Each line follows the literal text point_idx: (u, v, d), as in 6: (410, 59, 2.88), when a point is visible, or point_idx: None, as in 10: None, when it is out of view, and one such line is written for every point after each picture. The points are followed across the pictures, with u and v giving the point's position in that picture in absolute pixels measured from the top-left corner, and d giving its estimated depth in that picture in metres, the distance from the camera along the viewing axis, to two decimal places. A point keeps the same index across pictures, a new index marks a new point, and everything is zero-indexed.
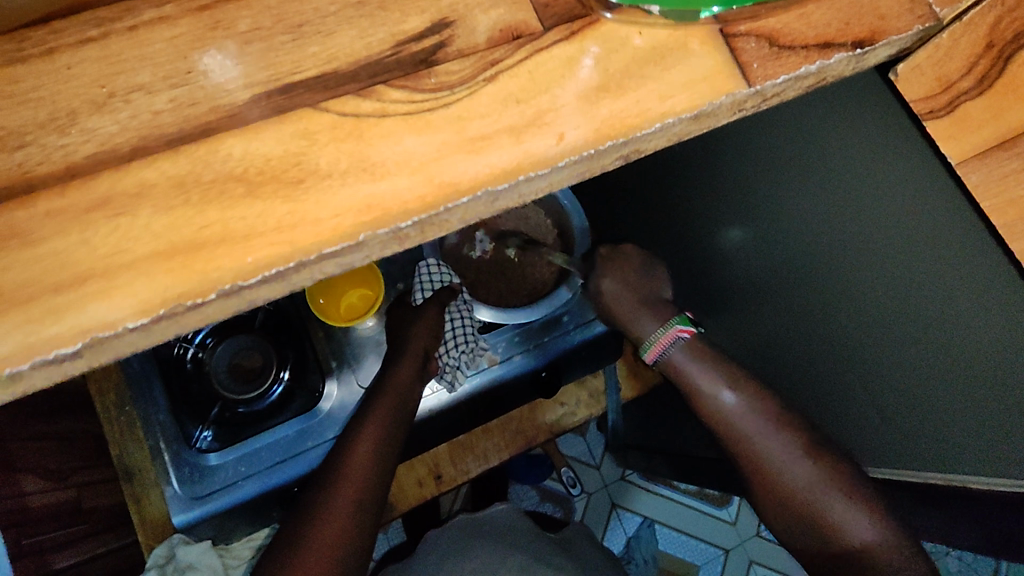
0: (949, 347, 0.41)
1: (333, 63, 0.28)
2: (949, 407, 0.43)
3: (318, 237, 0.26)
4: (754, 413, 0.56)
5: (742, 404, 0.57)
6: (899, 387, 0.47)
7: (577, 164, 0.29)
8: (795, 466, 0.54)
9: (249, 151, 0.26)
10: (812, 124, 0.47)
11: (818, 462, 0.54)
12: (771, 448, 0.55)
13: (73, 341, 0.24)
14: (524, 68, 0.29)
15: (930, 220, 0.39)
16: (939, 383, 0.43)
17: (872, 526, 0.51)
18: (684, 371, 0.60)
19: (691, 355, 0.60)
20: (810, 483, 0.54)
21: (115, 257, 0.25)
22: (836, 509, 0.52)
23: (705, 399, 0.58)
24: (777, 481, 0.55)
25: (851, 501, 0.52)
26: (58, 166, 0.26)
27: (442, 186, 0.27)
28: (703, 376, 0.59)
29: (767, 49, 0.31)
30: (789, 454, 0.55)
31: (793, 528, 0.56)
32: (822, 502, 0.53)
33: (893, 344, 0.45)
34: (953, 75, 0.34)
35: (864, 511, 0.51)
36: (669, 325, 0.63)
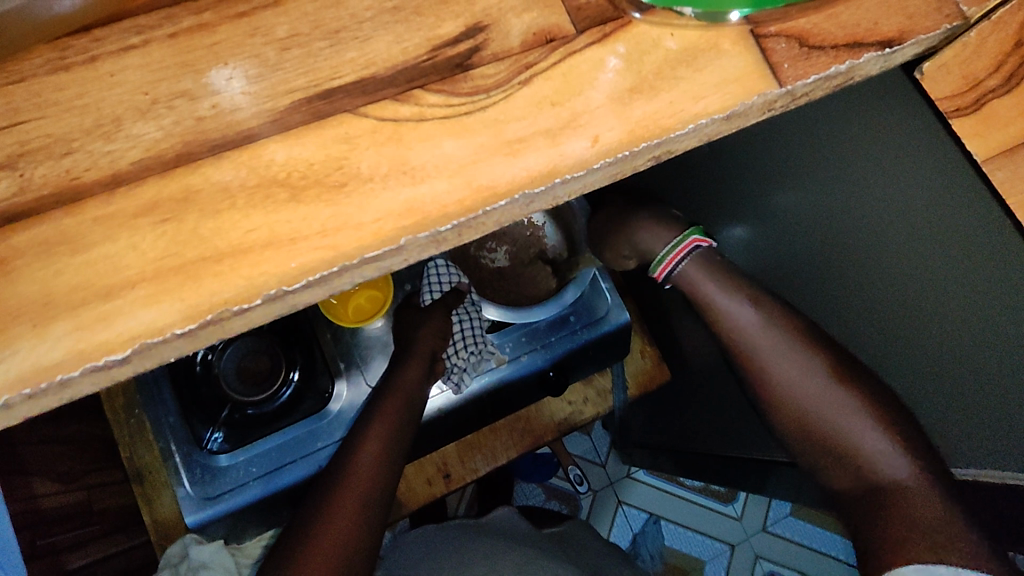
0: (966, 342, 0.41)
1: (371, 68, 0.28)
2: (966, 398, 0.43)
3: (360, 241, 0.26)
4: (773, 329, 0.57)
5: (762, 320, 0.57)
6: (922, 376, 0.47)
7: (612, 166, 0.29)
8: (811, 381, 0.55)
9: (290, 157, 0.27)
10: (833, 115, 0.47)
11: (838, 382, 0.54)
12: (788, 366, 0.56)
13: (122, 347, 0.24)
14: (559, 71, 0.29)
15: (951, 218, 0.39)
16: (957, 375, 0.43)
17: (899, 458, 0.50)
18: (699, 284, 0.61)
19: (703, 268, 0.62)
20: (828, 403, 0.54)
21: (164, 261, 0.25)
22: (859, 431, 0.52)
23: (720, 312, 0.60)
24: (806, 411, 0.55)
25: (874, 425, 0.52)
26: (104, 172, 0.26)
27: (480, 190, 0.28)
28: (721, 292, 0.60)
29: (796, 49, 0.31)
30: (804, 370, 0.55)
31: (816, 455, 0.55)
32: (846, 427, 0.53)
33: (913, 338, 0.46)
34: (979, 73, 0.34)
35: (886, 433, 0.51)
36: (688, 241, 0.65)
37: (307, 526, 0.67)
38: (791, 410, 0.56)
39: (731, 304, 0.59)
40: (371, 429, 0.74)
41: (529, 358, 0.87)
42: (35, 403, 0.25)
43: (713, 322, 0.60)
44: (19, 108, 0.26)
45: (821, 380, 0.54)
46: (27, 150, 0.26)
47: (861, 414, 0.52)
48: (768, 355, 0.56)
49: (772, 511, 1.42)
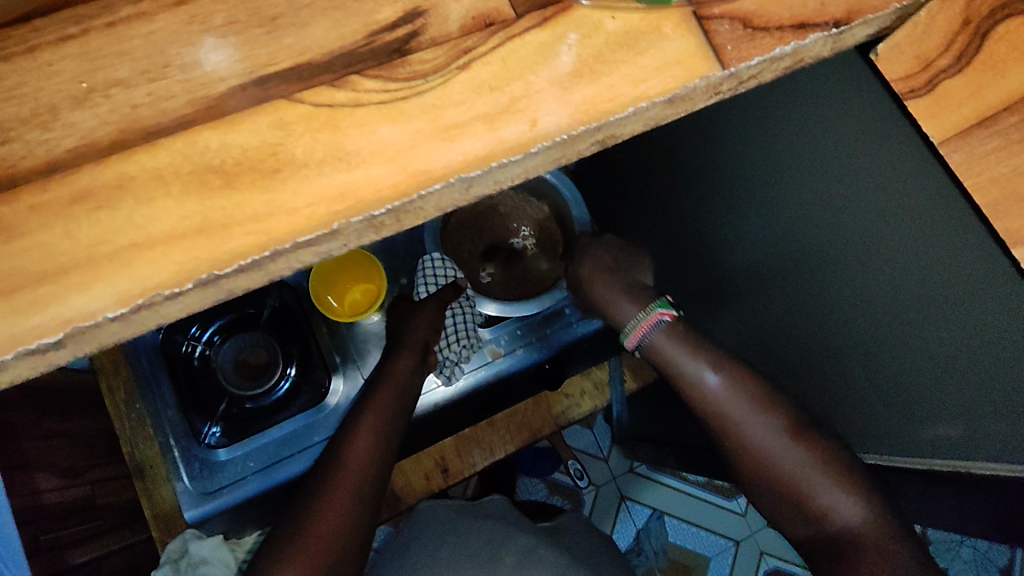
0: (932, 336, 0.41)
1: (307, 54, 0.28)
2: (926, 395, 0.43)
3: (293, 226, 0.27)
4: (740, 397, 0.60)
5: (726, 387, 0.60)
6: (879, 375, 0.47)
7: (551, 150, 0.29)
8: (781, 446, 0.58)
9: (226, 143, 0.27)
10: (806, 106, 0.46)
11: (801, 442, 0.57)
12: (758, 432, 0.59)
13: (55, 330, 0.25)
14: (497, 56, 0.29)
15: (909, 196, 0.40)
16: (919, 371, 0.43)
17: (855, 510, 0.54)
18: (666, 352, 0.64)
19: (669, 335, 0.65)
20: (794, 466, 0.57)
21: (98, 248, 0.26)
22: (821, 489, 0.56)
23: (688, 379, 0.62)
24: (772, 471, 0.59)
25: (839, 484, 0.55)
26: (41, 161, 0.26)
27: (416, 174, 0.28)
28: (683, 357, 0.63)
29: (740, 31, 0.31)
30: (773, 437, 0.59)
31: (780, 505, 0.60)
32: (812, 487, 0.56)
33: (877, 328, 0.45)
34: (931, 53, 0.33)
35: (845, 490, 0.54)
36: (649, 310, 0.68)
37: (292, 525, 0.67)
38: (758, 468, 0.60)
39: (699, 375, 0.61)
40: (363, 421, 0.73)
41: (524, 351, 0.90)
42: None
43: (681, 387, 0.63)
44: None
45: (786, 442, 0.58)
46: None
47: (824, 471, 0.56)
48: (737, 422, 0.60)
49: None
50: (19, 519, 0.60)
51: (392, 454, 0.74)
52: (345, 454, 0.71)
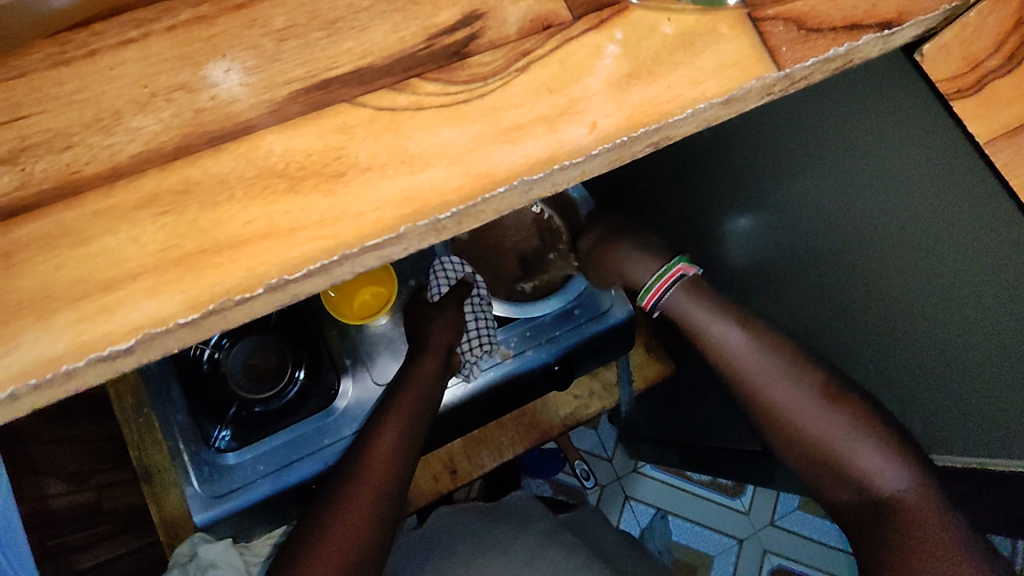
0: (972, 324, 0.42)
1: (368, 58, 0.28)
2: (962, 382, 0.45)
3: (359, 231, 0.26)
4: (768, 355, 0.54)
5: (754, 342, 0.54)
6: (914, 359, 0.48)
7: (610, 152, 0.29)
8: (809, 408, 0.53)
9: (289, 147, 0.27)
10: (832, 99, 0.47)
11: (832, 401, 0.52)
12: (783, 391, 0.53)
13: (125, 338, 0.25)
14: (556, 58, 0.29)
15: (954, 200, 0.40)
16: (955, 358, 0.44)
17: (899, 471, 0.49)
18: (688, 313, 0.57)
19: (692, 295, 0.58)
20: (827, 424, 0.52)
21: (164, 254, 0.26)
22: (860, 454, 0.51)
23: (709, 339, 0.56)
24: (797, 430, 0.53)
25: (879, 446, 0.50)
26: (104, 165, 0.26)
27: (479, 177, 0.28)
28: (707, 318, 0.56)
29: (794, 32, 0.31)
30: (801, 396, 0.53)
31: (812, 469, 0.53)
32: (847, 450, 0.51)
33: (922, 322, 0.46)
34: (981, 54, 0.34)
35: (883, 449, 0.50)
36: (667, 264, 0.61)
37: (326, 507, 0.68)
38: (784, 428, 0.54)
39: (720, 333, 0.55)
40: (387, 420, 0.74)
41: (534, 353, 0.86)
42: (41, 394, 0.25)
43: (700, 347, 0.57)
44: (19, 103, 0.26)
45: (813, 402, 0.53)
46: (28, 145, 0.26)
47: (860, 435, 0.51)
48: (762, 381, 0.54)
49: (781, 504, 1.41)
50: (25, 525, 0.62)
51: (414, 456, 0.74)
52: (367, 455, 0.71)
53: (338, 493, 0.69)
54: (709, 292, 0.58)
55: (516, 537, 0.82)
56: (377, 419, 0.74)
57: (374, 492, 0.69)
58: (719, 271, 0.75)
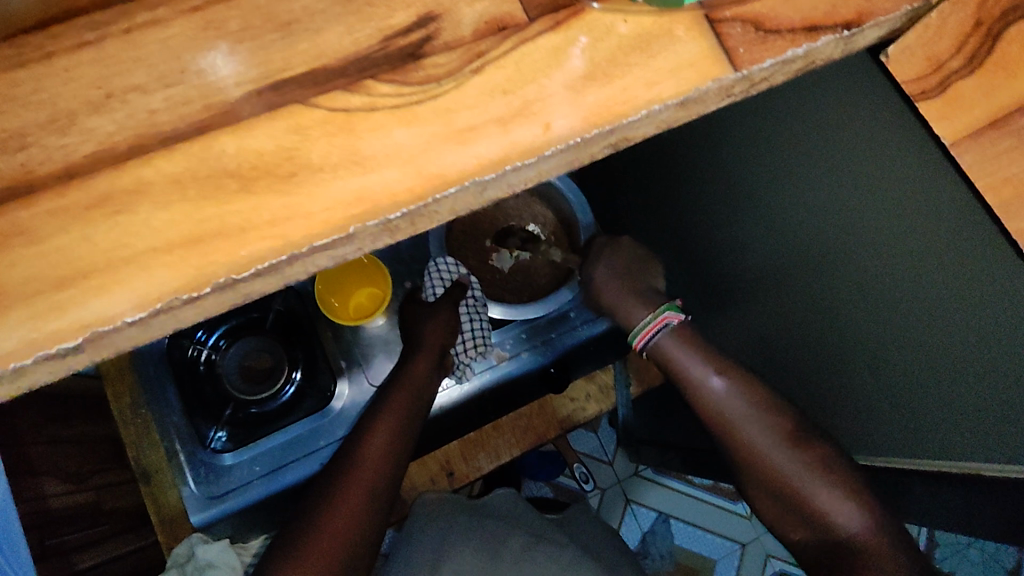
0: (948, 331, 0.42)
1: (322, 59, 0.28)
2: (942, 389, 0.44)
3: (310, 230, 0.27)
4: (746, 401, 0.58)
5: (730, 390, 0.58)
6: (895, 366, 0.48)
7: (564, 153, 0.29)
8: (779, 453, 0.56)
9: (242, 148, 0.27)
10: (808, 105, 0.47)
11: (800, 448, 0.56)
12: (757, 436, 0.57)
13: (73, 336, 0.25)
14: (511, 60, 0.29)
15: (928, 209, 0.40)
16: (934, 364, 0.44)
17: (856, 515, 0.52)
18: (674, 352, 0.61)
19: (679, 339, 0.61)
20: (795, 472, 0.55)
21: (115, 253, 0.26)
22: (822, 498, 0.54)
23: (691, 382, 0.59)
24: (766, 471, 0.57)
25: (840, 493, 0.53)
26: (59, 166, 0.26)
27: (430, 178, 0.28)
28: (690, 361, 0.60)
29: (752, 34, 0.31)
30: (773, 442, 0.57)
31: (782, 512, 0.57)
32: (811, 492, 0.55)
33: (902, 329, 0.45)
34: (942, 55, 0.34)
35: (844, 496, 0.53)
36: (657, 311, 0.64)
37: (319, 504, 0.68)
38: (757, 471, 0.57)
39: (702, 378, 0.59)
40: (380, 419, 0.74)
41: (529, 355, 0.88)
42: None
43: (682, 387, 0.60)
44: None
45: (782, 447, 0.56)
46: None
47: (824, 480, 0.55)
48: (738, 423, 0.58)
49: None
50: (25, 525, 0.62)
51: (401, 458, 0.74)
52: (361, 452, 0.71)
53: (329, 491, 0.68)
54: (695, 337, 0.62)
55: (507, 539, 0.82)
56: (374, 417, 0.74)
57: (365, 489, 0.69)
58: (709, 275, 0.75)
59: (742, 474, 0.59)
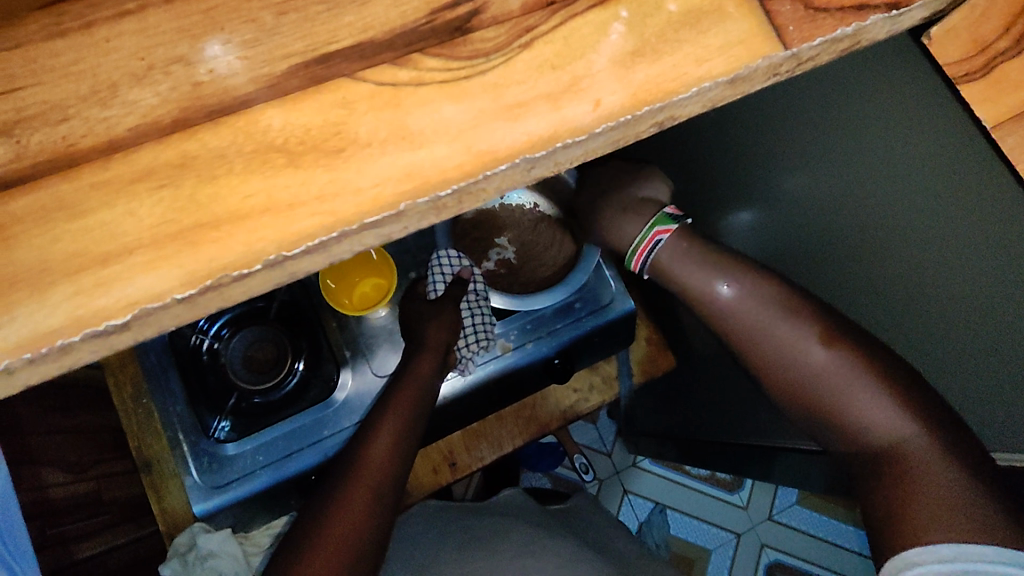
0: (967, 295, 0.42)
1: (368, 32, 0.27)
2: (964, 350, 0.45)
3: (359, 207, 0.26)
4: (758, 301, 0.57)
5: (743, 294, 0.58)
6: (925, 333, 0.49)
7: (613, 131, 0.29)
8: (803, 350, 0.55)
9: (288, 122, 0.27)
10: (821, 85, 0.48)
11: (823, 343, 0.54)
12: (777, 336, 0.56)
13: (121, 312, 0.24)
14: (560, 35, 0.29)
15: (958, 185, 0.40)
16: (957, 328, 0.45)
17: (887, 410, 0.51)
18: (676, 273, 0.59)
19: (676, 257, 0.59)
20: (822, 367, 0.54)
21: (161, 228, 0.25)
22: (852, 393, 0.52)
23: (702, 295, 0.59)
24: (791, 376, 0.56)
25: (868, 385, 0.52)
26: (101, 139, 0.26)
27: (480, 155, 0.27)
28: (697, 273, 0.59)
29: (802, 11, 0.30)
30: (796, 339, 0.56)
31: (812, 421, 0.56)
32: (842, 388, 0.53)
33: (921, 297, 0.46)
34: (989, 35, 0.33)
35: (877, 393, 0.51)
36: (646, 229, 0.61)
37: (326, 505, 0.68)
38: (780, 373, 0.56)
39: (711, 288, 0.58)
40: (384, 421, 0.74)
41: (535, 346, 0.87)
42: (35, 370, 0.25)
43: (696, 303, 0.60)
44: (14, 75, 0.26)
45: (807, 342, 0.55)
46: (23, 118, 0.26)
47: (853, 374, 0.53)
48: (754, 328, 0.57)
49: (778, 499, 1.42)
50: (26, 513, 0.62)
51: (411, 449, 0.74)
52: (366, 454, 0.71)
53: (337, 490, 0.68)
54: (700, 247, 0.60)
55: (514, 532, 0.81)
56: (377, 417, 0.75)
57: (371, 492, 0.69)
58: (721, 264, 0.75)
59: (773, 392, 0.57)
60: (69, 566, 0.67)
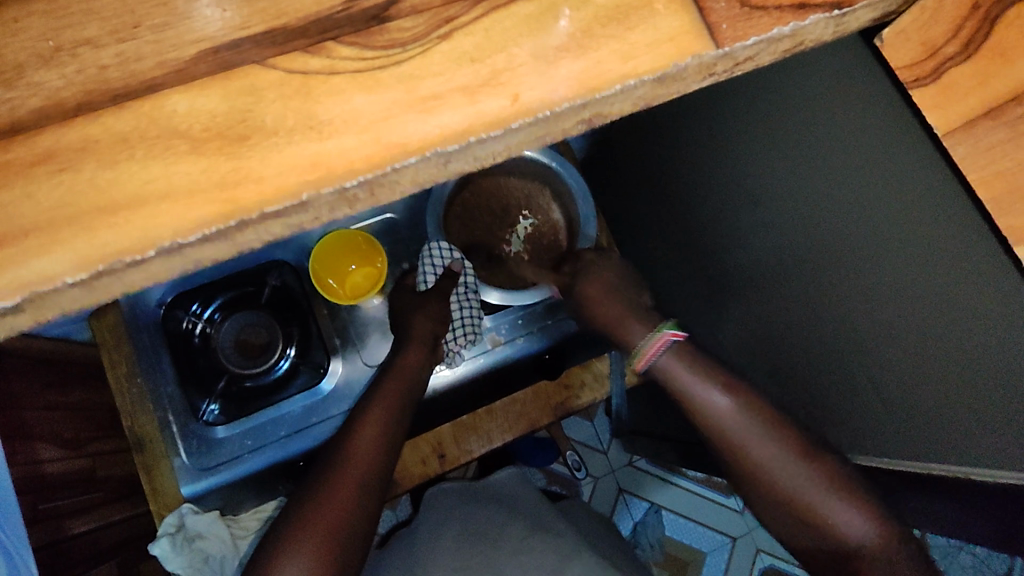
0: (938, 327, 0.40)
1: (282, 19, 0.27)
2: (931, 390, 0.42)
3: (260, 196, 0.26)
4: (746, 416, 0.53)
5: (734, 407, 0.53)
6: (886, 371, 0.45)
7: (534, 127, 0.28)
8: (786, 469, 0.52)
9: (194, 108, 0.26)
10: (799, 94, 0.47)
11: (810, 461, 0.52)
12: (761, 451, 0.53)
13: (12, 293, 0.24)
14: (480, 27, 0.28)
15: (943, 240, 0.38)
16: (925, 365, 0.42)
17: (863, 524, 0.49)
18: (676, 376, 0.55)
19: (680, 359, 0.56)
20: (800, 484, 0.52)
21: (58, 212, 0.25)
22: (831, 507, 0.50)
23: (698, 403, 0.54)
24: (774, 490, 0.53)
25: (847, 500, 0.50)
26: (4, 120, 0.26)
27: (390, 146, 0.27)
28: (693, 381, 0.55)
29: (737, 9, 0.29)
30: (779, 459, 0.52)
31: (794, 528, 0.53)
32: (821, 505, 0.51)
33: (894, 327, 0.43)
34: (938, 40, 0.32)
35: (855, 505, 0.50)
36: (657, 330, 0.58)
37: (309, 495, 0.66)
38: (766, 485, 0.53)
39: (707, 395, 0.54)
40: (368, 415, 0.72)
41: (525, 340, 0.92)
42: None
43: (690, 412, 0.55)
44: None
45: (791, 461, 0.52)
46: None
47: (833, 491, 0.51)
48: (741, 442, 0.53)
49: None
50: (18, 488, 0.62)
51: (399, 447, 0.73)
52: (351, 447, 0.69)
53: (321, 480, 0.66)
54: (692, 356, 0.56)
55: (503, 522, 0.80)
56: (362, 411, 0.74)
57: (355, 483, 0.66)
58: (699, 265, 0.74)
59: (753, 500, 0.55)
60: (63, 541, 0.68)
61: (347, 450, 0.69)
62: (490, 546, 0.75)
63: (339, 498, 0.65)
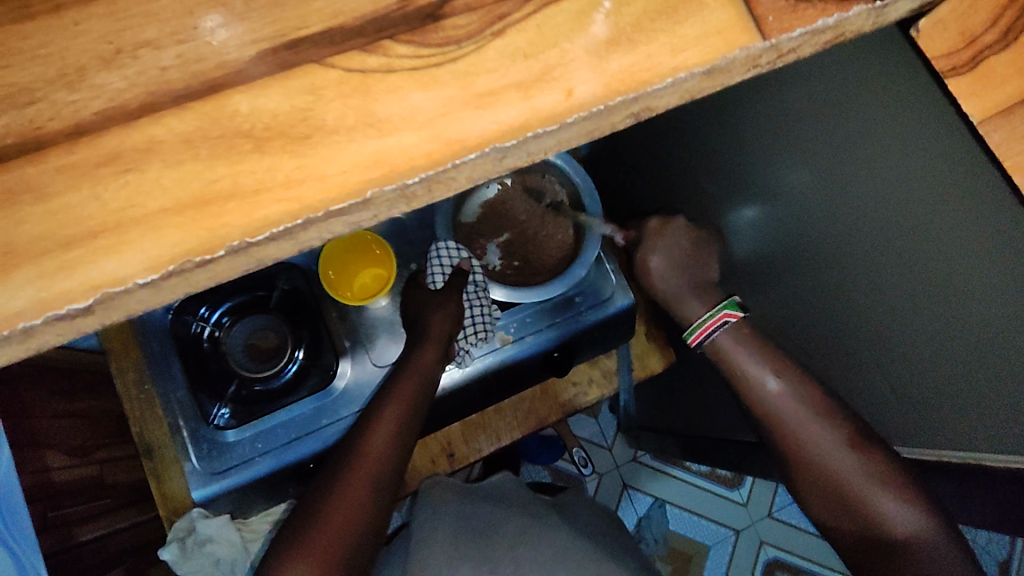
0: (967, 307, 0.41)
1: (339, 18, 0.27)
2: (960, 367, 0.44)
3: (325, 193, 0.26)
4: (801, 402, 0.56)
5: (789, 392, 0.57)
6: (914, 350, 0.47)
7: (586, 122, 0.28)
8: (837, 455, 0.54)
9: (255, 107, 0.26)
10: (816, 86, 0.48)
11: (860, 450, 0.54)
12: (812, 435, 0.55)
13: (84, 296, 0.25)
14: (533, 23, 0.28)
15: (966, 226, 0.39)
16: (953, 345, 0.44)
17: (912, 516, 0.50)
18: (731, 355, 0.59)
19: (737, 339, 0.59)
20: (855, 471, 0.54)
21: (125, 213, 0.25)
22: (877, 497, 0.52)
23: (748, 381, 0.58)
24: (819, 472, 0.55)
25: (897, 494, 0.51)
26: (68, 122, 0.26)
27: (449, 143, 0.27)
28: (749, 361, 0.58)
29: (783, 2, 0.30)
30: (832, 445, 0.55)
31: (835, 509, 0.55)
32: (870, 494, 0.53)
33: (920, 309, 0.45)
34: (976, 29, 0.32)
35: (903, 499, 0.51)
36: (714, 309, 0.61)
37: (321, 493, 0.66)
38: (813, 471, 0.56)
39: (759, 376, 0.58)
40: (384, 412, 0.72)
41: (534, 338, 0.86)
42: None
43: (739, 389, 0.60)
44: None
45: (839, 445, 0.55)
46: None
47: (882, 483, 0.52)
48: (793, 425, 0.56)
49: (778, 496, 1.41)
50: (28, 496, 0.62)
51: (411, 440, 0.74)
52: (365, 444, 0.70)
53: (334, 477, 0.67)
54: (752, 335, 0.60)
55: (507, 516, 0.80)
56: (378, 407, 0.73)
57: (369, 479, 0.67)
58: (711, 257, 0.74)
59: (800, 481, 0.58)
60: (71, 548, 0.68)
61: (359, 448, 0.69)
62: (494, 535, 0.75)
63: (353, 495, 0.66)
